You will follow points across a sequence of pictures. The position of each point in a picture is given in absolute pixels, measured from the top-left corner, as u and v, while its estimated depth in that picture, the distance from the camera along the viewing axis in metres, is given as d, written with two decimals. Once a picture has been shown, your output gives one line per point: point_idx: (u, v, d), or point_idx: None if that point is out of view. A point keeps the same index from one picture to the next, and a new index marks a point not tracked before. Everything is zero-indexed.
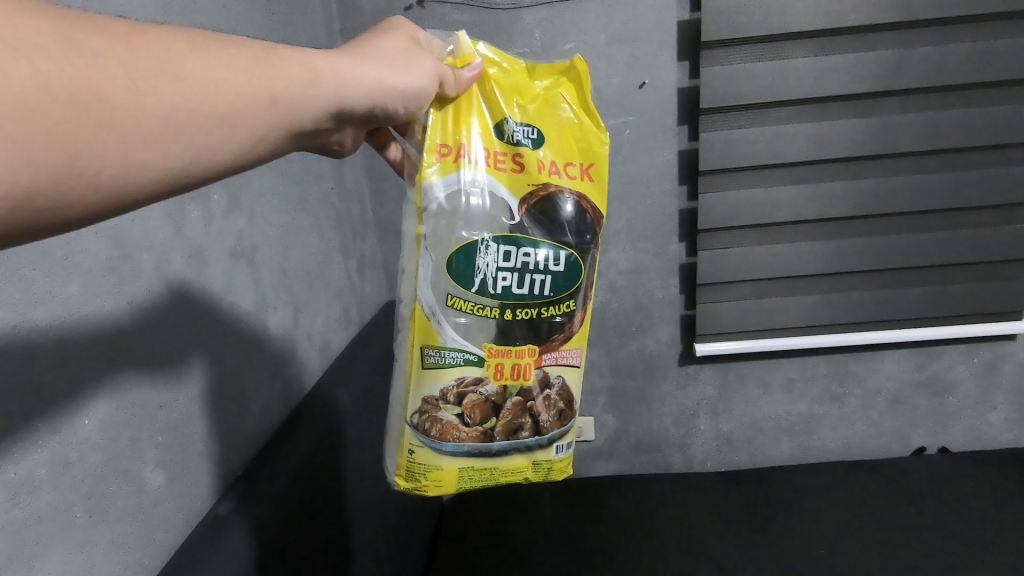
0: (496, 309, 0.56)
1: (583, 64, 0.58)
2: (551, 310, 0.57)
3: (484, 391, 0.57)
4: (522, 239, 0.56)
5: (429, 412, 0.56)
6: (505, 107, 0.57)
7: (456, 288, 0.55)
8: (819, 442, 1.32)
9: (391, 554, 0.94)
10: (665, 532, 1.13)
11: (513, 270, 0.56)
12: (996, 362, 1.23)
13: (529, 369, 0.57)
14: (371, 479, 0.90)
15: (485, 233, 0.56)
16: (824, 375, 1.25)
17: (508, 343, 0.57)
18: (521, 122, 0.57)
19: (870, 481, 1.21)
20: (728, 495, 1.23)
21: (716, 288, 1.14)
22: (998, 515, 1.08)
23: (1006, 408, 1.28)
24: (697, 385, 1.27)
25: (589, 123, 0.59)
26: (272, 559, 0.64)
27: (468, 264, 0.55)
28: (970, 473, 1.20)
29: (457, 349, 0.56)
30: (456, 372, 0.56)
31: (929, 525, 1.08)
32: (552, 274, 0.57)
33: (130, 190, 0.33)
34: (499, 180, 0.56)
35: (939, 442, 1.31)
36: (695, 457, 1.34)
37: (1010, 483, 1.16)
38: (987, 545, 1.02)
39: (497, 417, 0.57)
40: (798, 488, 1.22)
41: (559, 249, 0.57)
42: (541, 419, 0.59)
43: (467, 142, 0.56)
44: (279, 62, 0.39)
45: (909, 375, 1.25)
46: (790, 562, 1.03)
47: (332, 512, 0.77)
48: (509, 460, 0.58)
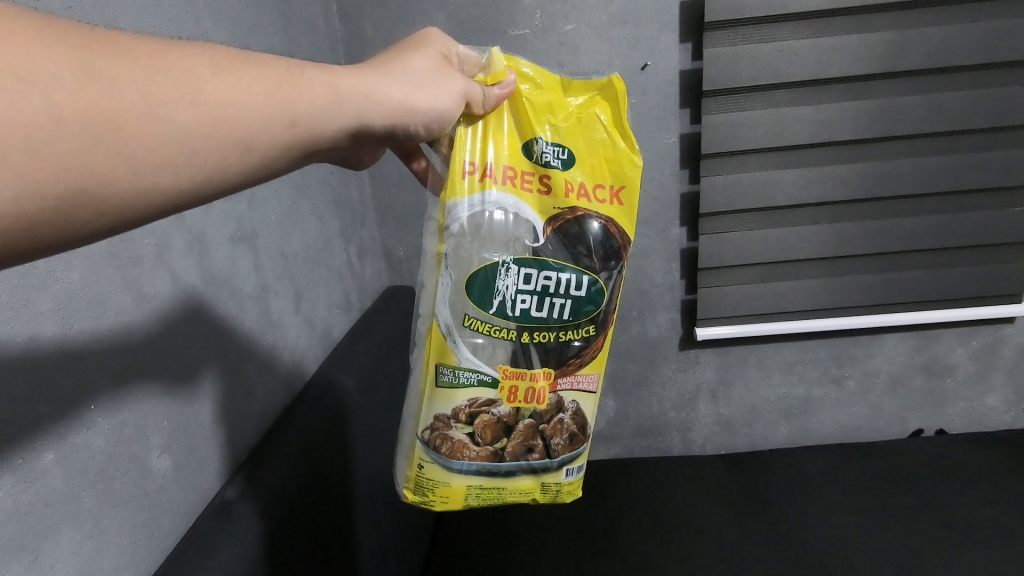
0: (514, 331, 0.57)
1: (621, 83, 0.57)
2: (569, 334, 0.58)
3: (496, 412, 0.58)
4: (545, 262, 0.57)
5: (439, 429, 0.57)
6: (536, 126, 0.56)
7: (473, 309, 0.56)
8: (817, 424, 1.33)
9: (396, 537, 0.96)
10: (664, 513, 1.15)
11: (532, 293, 0.57)
12: (994, 345, 1.24)
13: (544, 394, 0.58)
14: (376, 464, 0.91)
15: (505, 255, 0.56)
16: (824, 359, 1.26)
17: (525, 367, 0.58)
18: (552, 142, 0.56)
19: (869, 463, 1.22)
20: (727, 477, 1.24)
21: (717, 272, 1.14)
22: (993, 495, 1.10)
23: (1003, 390, 1.29)
24: (697, 368, 1.28)
25: (623, 145, 0.58)
26: (281, 545, 0.65)
27: (486, 286, 0.56)
28: (967, 455, 1.21)
29: (471, 369, 0.57)
30: (470, 392, 0.57)
31: (925, 505, 1.09)
32: (573, 298, 0.57)
33: (140, 212, 0.35)
34: (525, 202, 0.57)
35: (936, 424, 1.33)
36: (695, 439, 1.35)
37: (1006, 465, 1.17)
38: (981, 525, 1.04)
39: (507, 438, 0.58)
40: (796, 471, 1.23)
41: (582, 273, 0.57)
42: (553, 442, 0.60)
43: (494, 162, 0.56)
44: (299, 85, 0.41)
45: (908, 358, 1.26)
46: (787, 542, 1.05)
47: (338, 496, 0.79)
48: (518, 480, 0.60)
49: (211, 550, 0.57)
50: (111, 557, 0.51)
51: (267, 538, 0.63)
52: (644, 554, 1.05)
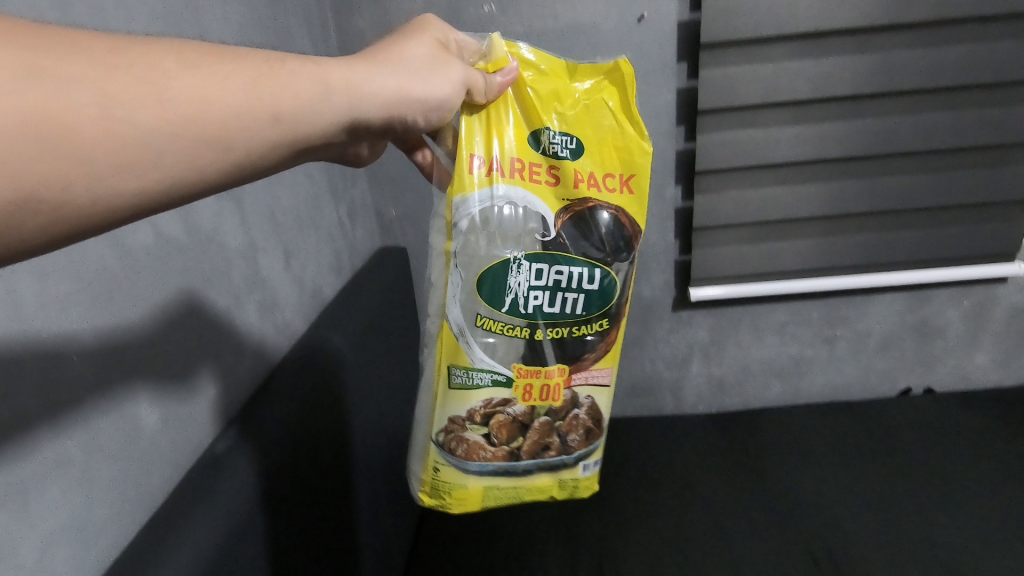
0: (526, 329, 0.56)
1: (629, 66, 0.56)
2: (583, 328, 0.58)
3: (512, 411, 0.58)
4: (557, 257, 0.56)
5: (455, 433, 0.57)
6: (543, 116, 0.55)
7: (485, 308, 0.56)
8: (808, 384, 1.34)
9: (390, 499, 0.97)
10: (655, 472, 1.17)
11: (545, 288, 0.56)
12: (985, 304, 1.24)
13: (559, 390, 0.58)
14: (370, 429, 0.91)
15: (517, 252, 0.55)
16: (816, 319, 1.26)
17: (539, 364, 0.57)
18: (559, 131, 0.55)
19: (857, 424, 1.24)
20: (717, 436, 1.26)
21: (712, 232, 1.13)
22: (974, 452, 1.13)
23: (992, 350, 1.30)
24: (690, 329, 1.28)
25: (632, 131, 0.56)
26: (270, 509, 0.65)
27: (498, 284, 0.55)
28: (953, 416, 1.23)
29: (486, 369, 0.56)
30: (484, 393, 0.57)
31: (909, 462, 1.12)
32: (585, 292, 0.57)
33: (116, 207, 0.33)
34: (535, 194, 0.55)
35: (925, 383, 1.34)
36: (687, 400, 1.36)
37: (988, 424, 1.20)
38: (961, 481, 1.07)
39: (524, 437, 0.59)
40: (786, 432, 1.25)
41: (593, 266, 0.56)
42: (569, 438, 0.60)
43: (501, 154, 0.54)
44: (281, 76, 0.39)
45: (901, 318, 1.26)
46: (772, 499, 1.08)
47: (333, 460, 0.79)
48: (535, 478, 0.60)
49: (197, 516, 0.56)
50: (100, 512, 0.50)
51: (258, 504, 0.62)
52: (635, 510, 1.08)
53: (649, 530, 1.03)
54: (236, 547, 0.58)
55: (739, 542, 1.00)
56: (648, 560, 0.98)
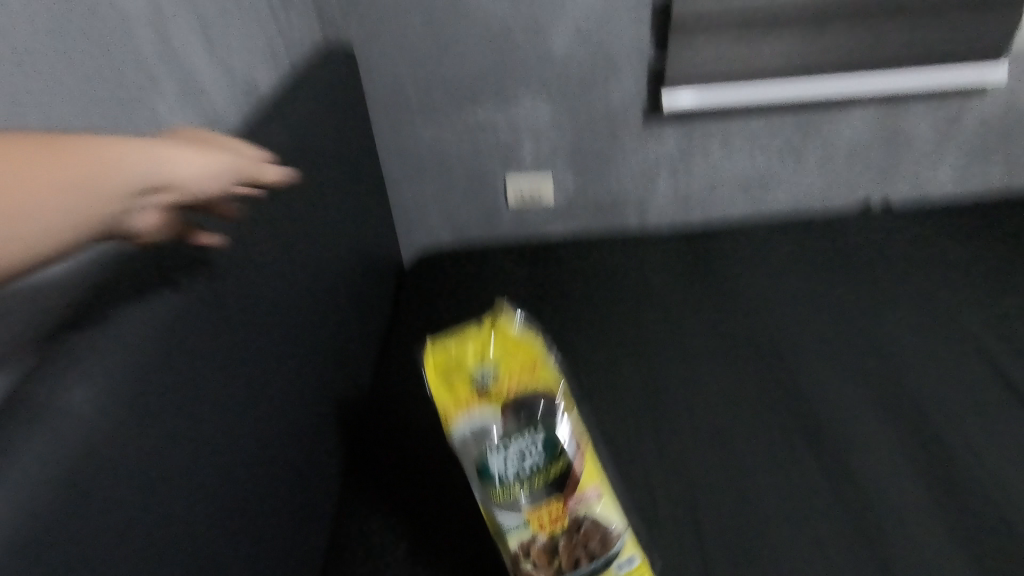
0: (517, 491, 0.61)
1: (505, 315, 0.68)
2: (554, 471, 0.62)
3: (537, 540, 0.61)
4: (513, 438, 0.62)
5: (518, 572, 0.61)
6: (466, 376, 0.64)
7: (483, 488, 0.61)
8: (772, 199, 1.34)
9: (347, 333, 0.93)
10: (615, 278, 1.17)
11: (529, 465, 0.61)
12: (959, 114, 1.23)
13: (562, 514, 0.62)
14: (325, 277, 0.87)
15: (496, 440, 0.62)
16: (787, 132, 1.25)
17: (539, 504, 0.61)
18: (483, 372, 0.64)
19: (817, 228, 1.25)
20: (678, 246, 1.25)
21: (689, 30, 1.07)
22: (929, 255, 1.13)
23: (950, 163, 1.30)
24: (659, 141, 1.24)
25: (525, 339, 0.67)
26: (226, 326, 0.59)
27: (487, 473, 0.61)
28: (912, 217, 1.24)
29: (506, 466, 0.61)
30: (511, 502, 0.61)
31: (866, 265, 1.13)
32: (541, 454, 0.62)
33: (18, 249, 0.31)
34: (486, 413, 0.62)
35: (883, 194, 1.34)
36: (650, 217, 1.35)
37: (949, 230, 1.19)
38: (914, 277, 1.08)
39: (558, 548, 0.61)
40: (749, 237, 1.25)
41: (539, 436, 0.62)
42: (592, 545, 0.62)
43: (455, 415, 0.62)
44: (96, 151, 0.35)
45: (873, 128, 1.25)
46: (729, 300, 1.08)
47: (291, 307, 0.74)
48: (593, 573, 0.62)
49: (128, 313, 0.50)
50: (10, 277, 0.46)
51: (200, 339, 0.55)
52: (592, 315, 1.08)
53: (607, 329, 1.05)
54: (185, 351, 0.53)
55: (687, 330, 1.03)
56: (606, 351, 1.00)
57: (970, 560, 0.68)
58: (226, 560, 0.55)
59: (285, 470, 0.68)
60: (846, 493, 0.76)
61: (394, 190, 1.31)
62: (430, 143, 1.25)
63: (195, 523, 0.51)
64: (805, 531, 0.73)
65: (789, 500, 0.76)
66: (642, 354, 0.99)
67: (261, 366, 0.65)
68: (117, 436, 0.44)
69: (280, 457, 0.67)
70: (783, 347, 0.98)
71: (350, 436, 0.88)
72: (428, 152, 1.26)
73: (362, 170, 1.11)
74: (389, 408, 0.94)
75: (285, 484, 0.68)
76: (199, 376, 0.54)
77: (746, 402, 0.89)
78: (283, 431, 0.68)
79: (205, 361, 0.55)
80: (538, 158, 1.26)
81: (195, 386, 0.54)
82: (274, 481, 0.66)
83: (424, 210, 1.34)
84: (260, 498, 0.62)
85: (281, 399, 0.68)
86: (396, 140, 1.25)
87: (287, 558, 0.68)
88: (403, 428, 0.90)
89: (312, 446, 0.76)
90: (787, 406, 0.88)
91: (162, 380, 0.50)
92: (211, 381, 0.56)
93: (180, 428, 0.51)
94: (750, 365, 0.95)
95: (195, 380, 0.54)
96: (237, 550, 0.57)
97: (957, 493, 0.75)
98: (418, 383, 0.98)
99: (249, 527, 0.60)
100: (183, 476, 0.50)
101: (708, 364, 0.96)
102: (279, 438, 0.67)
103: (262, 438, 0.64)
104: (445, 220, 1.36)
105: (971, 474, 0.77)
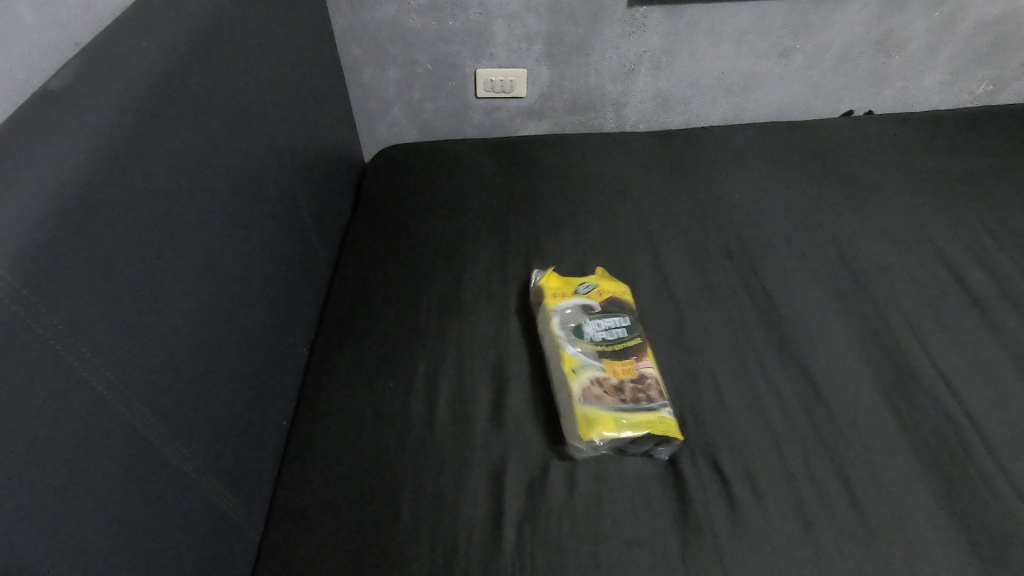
0: (598, 346, 0.78)
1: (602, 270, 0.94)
2: (629, 341, 0.79)
3: (609, 380, 0.74)
4: (603, 315, 0.82)
5: (589, 395, 0.72)
6: (570, 283, 0.88)
7: (574, 342, 0.78)
8: (753, 103, 1.32)
9: (296, 228, 0.87)
10: (589, 177, 1.13)
11: (614, 337, 0.79)
12: (954, 17, 1.20)
13: (630, 369, 0.76)
14: (274, 167, 0.80)
15: (585, 319, 0.81)
16: (779, 27, 1.18)
17: (616, 356, 0.77)
18: (585, 283, 0.87)
19: (796, 135, 1.22)
20: (655, 148, 1.21)
21: None
22: (905, 167, 1.13)
23: (941, 72, 1.30)
24: (643, 33, 1.16)
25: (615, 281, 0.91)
26: (148, 205, 0.53)
27: (579, 333, 0.79)
28: (890, 129, 1.22)
29: (592, 330, 0.79)
30: (592, 349, 0.77)
31: (843, 174, 1.12)
32: (623, 324, 0.81)
33: None
34: (583, 300, 0.85)
35: (866, 105, 1.35)
36: (628, 117, 1.32)
37: (927, 142, 1.18)
38: (891, 187, 1.08)
39: (624, 392, 0.73)
40: (724, 141, 1.21)
41: (621, 317, 0.82)
42: (650, 395, 0.73)
43: (561, 301, 0.84)
44: None
45: (866, 29, 1.20)
46: (706, 204, 1.06)
47: (230, 195, 0.68)
48: (644, 412, 0.71)
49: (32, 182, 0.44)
50: None
51: (118, 215, 0.50)
52: (565, 215, 1.04)
53: (580, 230, 1.02)
54: (94, 227, 0.47)
55: (662, 232, 1.01)
56: (576, 252, 0.98)
57: (914, 451, 0.71)
58: (156, 452, 0.53)
59: (224, 363, 0.65)
60: (803, 391, 0.77)
61: (354, 78, 1.19)
62: (393, 23, 1.11)
63: (113, 412, 0.48)
64: (757, 425, 0.74)
65: (739, 397, 0.77)
66: (604, 255, 0.97)
67: (192, 251, 0.60)
68: (27, 306, 0.41)
69: (219, 352, 0.64)
70: (755, 252, 0.97)
71: (298, 343, 0.85)
72: (393, 34, 1.13)
73: (318, 50, 1.01)
74: (335, 316, 0.90)
75: (224, 378, 0.65)
76: (114, 257, 0.49)
77: (713, 305, 0.89)
78: (220, 324, 0.65)
79: (120, 239, 0.50)
80: (512, 47, 1.16)
81: (110, 266, 0.48)
82: (211, 374, 0.62)
83: (388, 103, 1.25)
84: (193, 391, 0.59)
85: (216, 288, 0.64)
86: (356, 21, 1.10)
87: (231, 451, 0.66)
88: (349, 334, 0.87)
89: (254, 342, 0.73)
90: (756, 308, 0.88)
91: (68, 258, 0.45)
92: (130, 262, 0.51)
93: (93, 311, 0.46)
94: (723, 266, 0.95)
95: (108, 259, 0.48)
96: (168, 443, 0.55)
97: (906, 390, 0.77)
98: (367, 285, 0.93)
99: (181, 419, 0.57)
100: (98, 364, 0.46)
101: (678, 268, 0.95)
102: (215, 332, 0.63)
103: (195, 327, 0.60)
104: (411, 112, 1.27)
105: (925, 372, 0.79)
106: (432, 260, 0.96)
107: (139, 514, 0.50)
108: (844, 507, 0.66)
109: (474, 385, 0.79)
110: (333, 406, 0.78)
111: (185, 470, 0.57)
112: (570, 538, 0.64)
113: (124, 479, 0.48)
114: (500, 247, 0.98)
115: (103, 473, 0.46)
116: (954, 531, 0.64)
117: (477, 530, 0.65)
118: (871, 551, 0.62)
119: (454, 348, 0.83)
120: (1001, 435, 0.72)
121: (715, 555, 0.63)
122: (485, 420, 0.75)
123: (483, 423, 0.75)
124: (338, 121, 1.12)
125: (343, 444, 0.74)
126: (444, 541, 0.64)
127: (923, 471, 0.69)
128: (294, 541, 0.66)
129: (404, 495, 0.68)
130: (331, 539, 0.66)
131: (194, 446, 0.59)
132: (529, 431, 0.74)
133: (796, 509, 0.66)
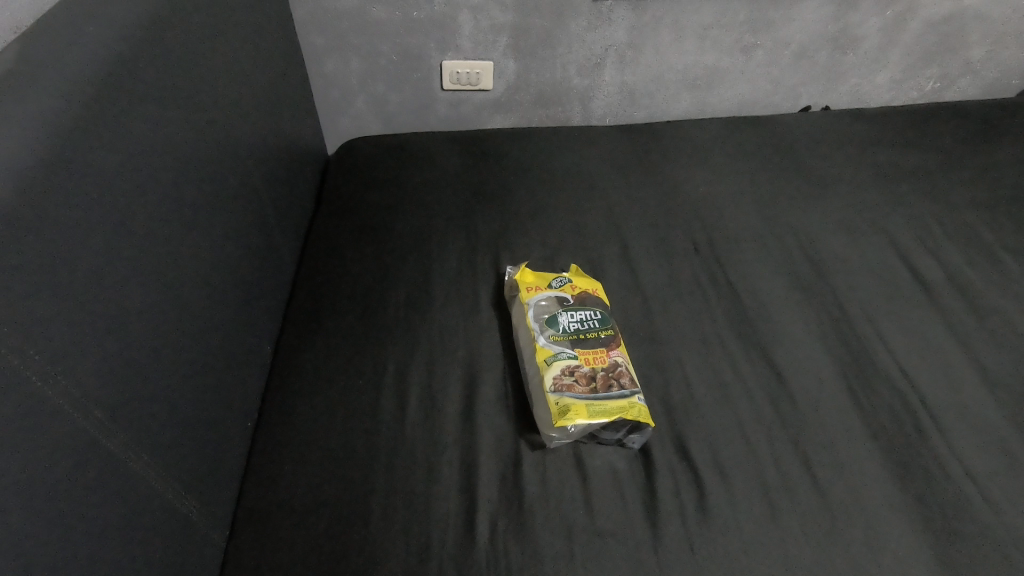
0: (571, 337, 0.78)
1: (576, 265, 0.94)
2: (602, 332, 0.80)
3: (583, 369, 0.74)
4: (577, 307, 0.83)
5: (561, 382, 0.72)
6: (544, 275, 0.88)
7: (548, 332, 0.79)
8: (716, 98, 1.35)
9: (257, 225, 0.85)
10: (556, 170, 1.13)
11: (587, 328, 0.80)
12: (905, 17, 1.25)
13: (602, 358, 0.77)
14: (233, 162, 0.78)
15: (560, 310, 0.82)
16: (740, 24, 1.21)
17: (589, 346, 0.78)
18: (559, 277, 0.88)
19: (756, 129, 1.25)
20: (621, 142, 1.22)
21: None
22: (861, 161, 1.17)
23: (893, 69, 1.34)
24: (608, 28, 1.17)
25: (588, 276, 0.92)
26: (104, 204, 0.51)
27: (553, 323, 0.80)
28: (846, 124, 1.26)
29: (566, 321, 0.80)
30: (566, 340, 0.78)
31: (801, 167, 1.15)
32: (596, 316, 0.82)
33: None
34: (557, 292, 0.85)
35: (824, 101, 1.39)
36: (595, 111, 1.33)
37: (881, 137, 1.22)
38: (848, 181, 1.12)
39: (596, 381, 0.73)
40: (689, 135, 1.23)
41: (594, 310, 0.83)
42: (622, 383, 0.74)
43: (536, 292, 0.84)
44: None
45: (823, 27, 1.24)
46: (671, 197, 1.08)
47: (190, 192, 0.66)
48: (617, 398, 0.72)
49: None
50: None
51: (74, 216, 0.48)
52: (533, 208, 1.04)
53: (548, 223, 1.02)
54: (50, 227, 0.45)
55: (629, 225, 1.02)
56: (545, 245, 0.98)
57: (872, 435, 0.73)
58: (121, 458, 0.51)
59: (185, 365, 0.63)
60: (769, 380, 0.79)
61: (316, 70, 1.16)
62: (356, 13, 1.09)
63: (71, 419, 0.45)
64: (725, 415, 0.75)
65: (706, 387, 0.78)
66: (573, 248, 0.97)
67: (150, 247, 0.57)
68: None
69: (182, 353, 0.62)
70: (719, 244, 0.99)
71: (262, 340, 0.83)
72: (356, 24, 1.10)
73: (277, 42, 0.98)
74: (300, 314, 0.88)
75: (185, 380, 0.63)
76: (65, 257, 0.46)
77: (679, 296, 0.90)
78: (178, 322, 0.62)
79: (71, 236, 0.47)
80: (477, 39, 1.15)
81: (55, 261, 0.46)
82: (171, 375, 0.60)
83: (352, 94, 1.22)
84: (153, 392, 0.57)
85: (176, 285, 0.62)
86: (318, 12, 1.07)
87: (193, 454, 0.63)
88: (315, 332, 0.84)
89: (215, 341, 0.70)
90: (722, 299, 0.90)
91: (15, 255, 0.42)
92: (81, 259, 0.48)
93: (41, 311, 0.44)
94: (689, 259, 0.96)
95: (62, 258, 0.46)
96: (133, 448, 0.53)
97: (865, 377, 0.80)
98: (333, 280, 0.92)
99: (139, 422, 0.54)
100: (54, 371, 0.44)
101: (645, 261, 0.95)
102: (175, 331, 0.61)
103: (151, 327, 0.57)
104: (376, 105, 1.25)
105: (882, 359, 0.81)
106: (400, 255, 0.95)
107: (103, 522, 0.48)
108: (808, 492, 0.68)
109: (444, 381, 0.78)
110: (299, 406, 0.76)
111: (150, 476, 0.55)
112: (543, 531, 0.64)
113: (82, 490, 0.46)
114: (469, 241, 0.98)
115: (57, 486, 0.44)
116: (911, 509, 0.67)
117: (451, 526, 0.64)
118: (835, 532, 0.65)
119: (422, 346, 0.82)
120: (951, 418, 0.75)
121: (686, 543, 0.63)
122: (457, 416, 0.74)
123: (454, 419, 0.74)
124: (299, 112, 1.09)
125: (311, 445, 0.72)
126: (417, 539, 0.63)
127: (881, 454, 0.71)
128: (260, 546, 0.64)
129: (376, 495, 0.67)
130: (302, 541, 0.64)
131: (154, 451, 0.56)
132: (501, 426, 0.74)
133: (763, 494, 0.68)
